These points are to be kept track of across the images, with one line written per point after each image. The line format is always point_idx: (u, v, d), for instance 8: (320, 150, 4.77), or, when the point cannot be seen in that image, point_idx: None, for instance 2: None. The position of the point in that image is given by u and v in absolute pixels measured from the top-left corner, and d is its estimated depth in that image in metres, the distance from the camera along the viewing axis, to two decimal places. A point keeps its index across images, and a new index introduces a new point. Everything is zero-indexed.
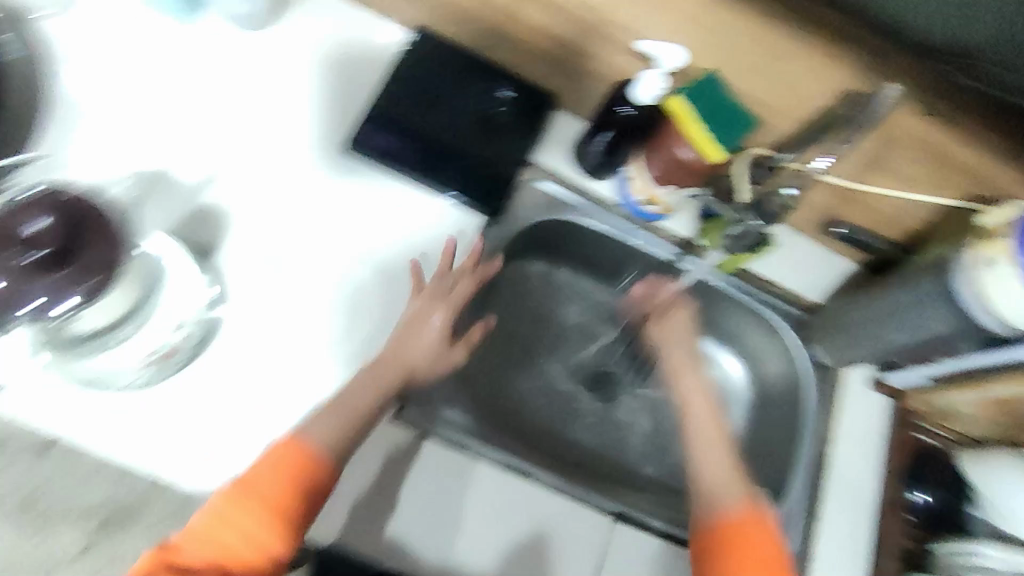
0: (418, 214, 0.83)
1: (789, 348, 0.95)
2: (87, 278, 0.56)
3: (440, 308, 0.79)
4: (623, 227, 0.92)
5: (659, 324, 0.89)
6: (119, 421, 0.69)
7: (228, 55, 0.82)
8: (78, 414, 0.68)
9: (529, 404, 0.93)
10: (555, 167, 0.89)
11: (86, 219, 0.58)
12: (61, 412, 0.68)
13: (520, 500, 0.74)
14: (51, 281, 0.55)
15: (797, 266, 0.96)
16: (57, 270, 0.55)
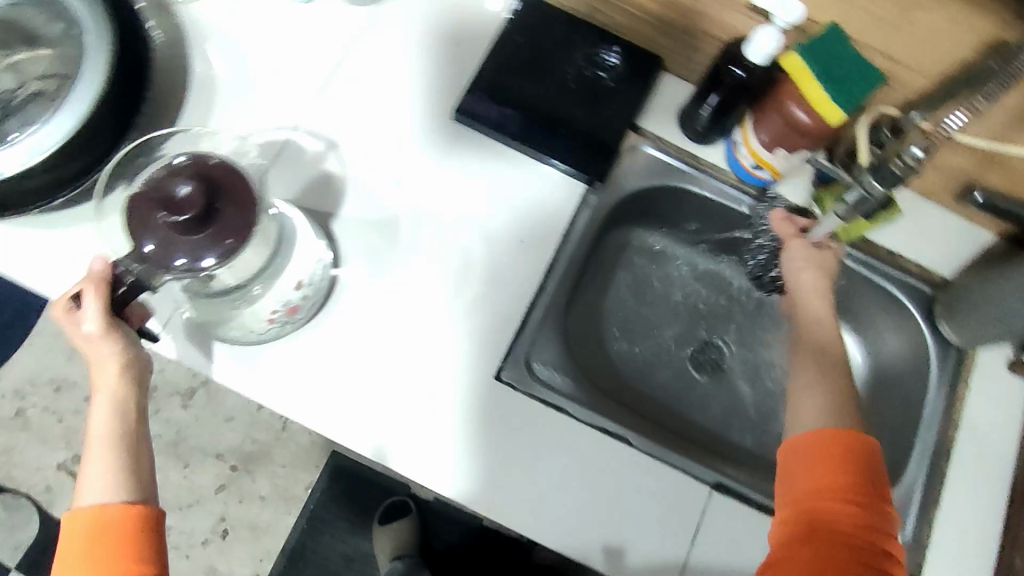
0: (519, 181, 0.84)
1: (908, 323, 0.89)
2: (221, 242, 0.61)
3: (544, 274, 0.81)
4: (735, 192, 0.88)
5: (798, 265, 0.80)
6: (253, 366, 0.75)
7: (343, 30, 0.86)
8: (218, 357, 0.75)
9: (629, 371, 0.91)
10: (661, 133, 0.88)
11: (222, 187, 0.62)
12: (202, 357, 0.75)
13: (618, 462, 0.76)
14: (190, 241, 0.60)
15: (925, 237, 0.89)
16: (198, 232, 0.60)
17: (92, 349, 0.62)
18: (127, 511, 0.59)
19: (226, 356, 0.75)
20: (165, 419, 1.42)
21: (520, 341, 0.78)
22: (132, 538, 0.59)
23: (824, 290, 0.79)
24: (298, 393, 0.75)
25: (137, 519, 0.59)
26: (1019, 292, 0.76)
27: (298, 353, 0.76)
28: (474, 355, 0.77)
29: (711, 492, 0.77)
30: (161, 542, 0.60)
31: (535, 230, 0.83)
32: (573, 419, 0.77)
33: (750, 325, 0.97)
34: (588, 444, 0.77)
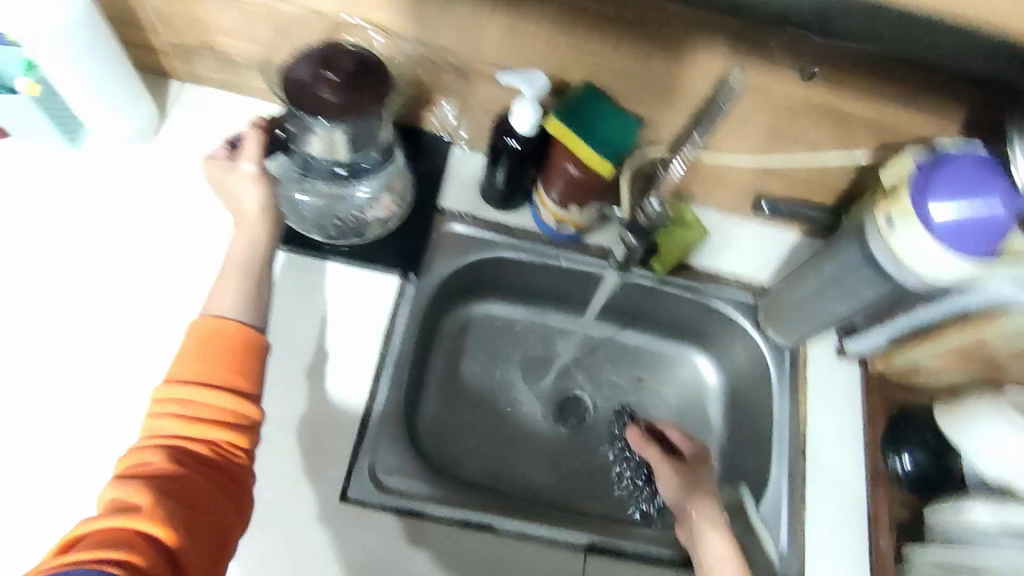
0: (333, 288, 0.82)
1: (743, 335, 0.93)
2: (354, 110, 0.65)
3: (374, 378, 0.79)
4: (549, 249, 0.89)
5: (669, 497, 0.78)
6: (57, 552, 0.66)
7: (120, 171, 0.83)
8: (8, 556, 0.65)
9: (492, 448, 0.90)
10: (468, 207, 0.88)
11: (366, 69, 0.67)
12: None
13: (487, 547, 0.74)
14: (334, 97, 0.65)
15: (736, 250, 0.94)
16: (338, 94, 0.65)
17: (236, 190, 0.72)
18: (234, 332, 0.62)
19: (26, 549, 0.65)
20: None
21: (362, 453, 0.75)
22: (238, 360, 0.61)
23: (718, 516, 0.73)
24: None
25: (243, 341, 0.62)
26: (811, 290, 0.82)
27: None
28: (317, 478, 0.73)
29: (586, 557, 0.76)
30: (261, 368, 0.62)
31: (356, 335, 0.80)
32: (432, 520, 0.74)
33: (605, 371, 0.99)
34: (453, 541, 0.74)
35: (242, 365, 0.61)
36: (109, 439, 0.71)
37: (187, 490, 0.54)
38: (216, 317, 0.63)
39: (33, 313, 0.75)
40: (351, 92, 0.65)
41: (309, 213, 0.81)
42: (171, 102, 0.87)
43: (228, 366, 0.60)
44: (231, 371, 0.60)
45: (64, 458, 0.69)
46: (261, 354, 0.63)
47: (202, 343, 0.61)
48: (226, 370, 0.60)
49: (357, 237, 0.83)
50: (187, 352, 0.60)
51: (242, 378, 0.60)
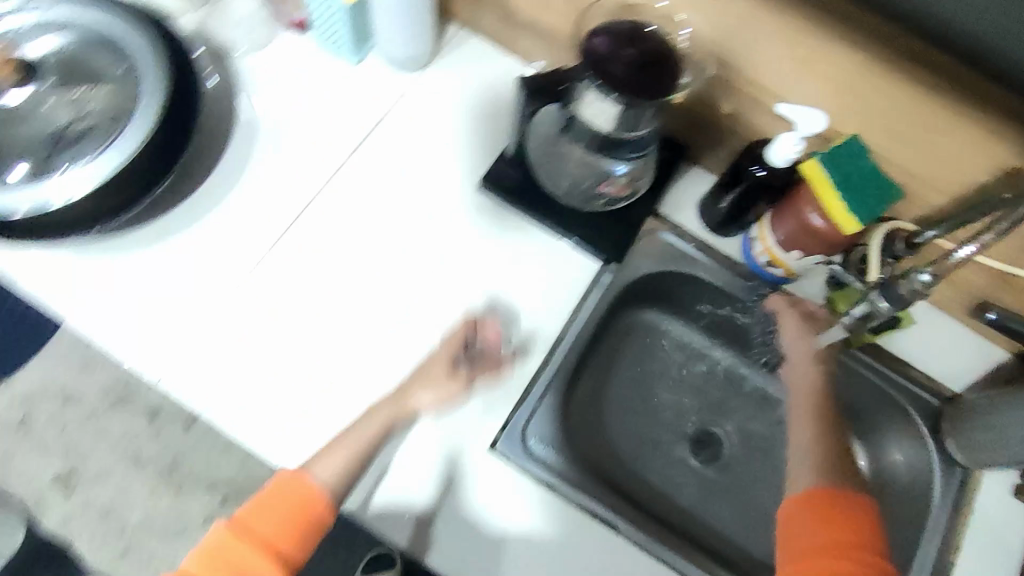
0: (534, 256, 0.86)
1: (915, 436, 0.88)
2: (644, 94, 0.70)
3: (549, 349, 0.82)
4: (748, 286, 0.88)
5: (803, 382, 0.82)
6: (260, 406, 0.77)
7: (386, 92, 0.90)
8: (228, 397, 0.77)
9: (625, 455, 0.91)
10: (683, 221, 0.89)
11: (646, 42, 0.73)
12: (213, 398, 0.76)
13: (607, 543, 0.76)
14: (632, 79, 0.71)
15: (936, 348, 0.89)
16: (636, 71, 0.71)
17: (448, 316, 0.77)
18: (310, 502, 0.69)
19: (246, 398, 0.77)
20: (178, 439, 1.48)
21: (517, 415, 0.79)
22: (298, 527, 0.69)
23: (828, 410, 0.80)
24: (290, 442, 0.76)
25: (311, 516, 0.69)
26: (999, 420, 0.77)
27: (294, 399, 0.77)
28: (478, 421, 0.78)
29: None
30: (307, 544, 0.70)
31: (544, 307, 0.84)
32: (562, 499, 0.77)
33: (754, 424, 0.95)
34: (574, 526, 0.76)
35: (306, 542, 0.69)
36: (323, 326, 0.80)
37: None
38: (293, 475, 0.70)
39: (285, 195, 0.85)
40: (645, 71, 0.71)
41: (545, 170, 0.86)
42: (446, 41, 0.93)
43: (293, 532, 0.68)
44: (290, 544, 0.68)
45: (289, 331, 0.80)
46: (320, 530, 0.71)
47: (286, 507, 0.69)
48: (284, 540, 0.68)
49: (578, 204, 0.86)
50: (270, 519, 0.68)
51: (293, 549, 0.68)
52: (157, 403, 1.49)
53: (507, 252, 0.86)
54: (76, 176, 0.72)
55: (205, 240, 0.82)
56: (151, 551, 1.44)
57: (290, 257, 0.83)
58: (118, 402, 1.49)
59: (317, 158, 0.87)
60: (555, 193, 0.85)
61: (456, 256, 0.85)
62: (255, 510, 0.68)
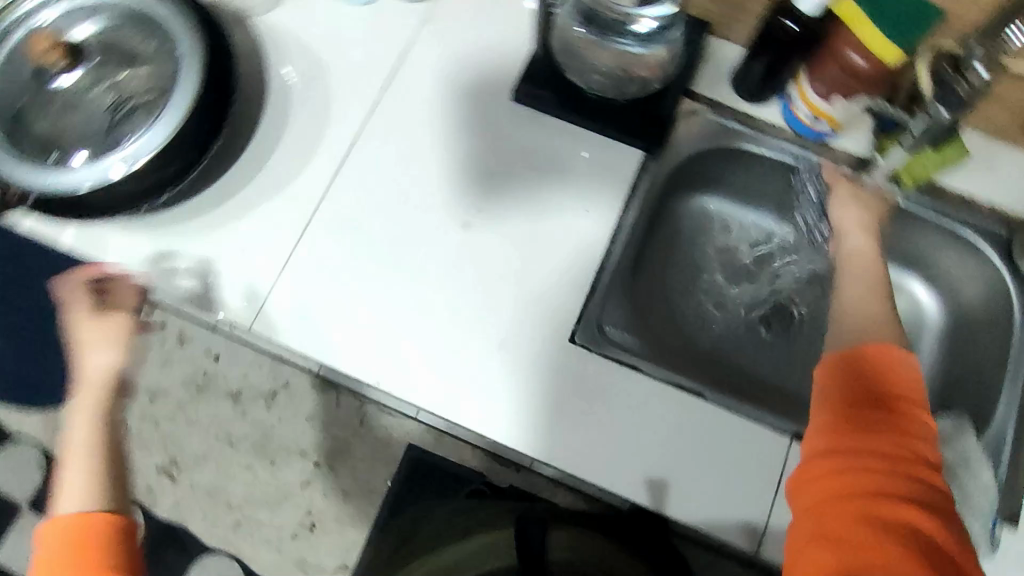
0: (579, 157, 0.87)
1: (986, 266, 0.87)
2: None
3: (609, 240, 0.84)
4: (793, 147, 0.88)
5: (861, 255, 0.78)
6: (345, 332, 0.80)
7: (402, 26, 0.92)
8: (315, 328, 0.81)
9: (697, 334, 0.93)
10: (718, 95, 0.89)
11: None
12: (302, 332, 0.81)
13: (696, 411, 0.78)
14: None
15: (1002, 179, 0.87)
16: None
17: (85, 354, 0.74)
18: (90, 518, 0.66)
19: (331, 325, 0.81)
20: (263, 416, 1.55)
21: (589, 306, 0.81)
22: (97, 541, 0.65)
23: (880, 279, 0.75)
24: (373, 362, 0.80)
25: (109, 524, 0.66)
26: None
27: (370, 324, 0.81)
28: (549, 318, 0.80)
29: (791, 442, 0.78)
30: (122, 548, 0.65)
31: (599, 204, 0.85)
32: (646, 375, 0.79)
33: (819, 289, 0.96)
34: (661, 400, 0.79)
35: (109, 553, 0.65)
36: (388, 252, 0.83)
37: None
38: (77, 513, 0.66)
39: (331, 138, 0.87)
40: None
41: (574, 67, 0.87)
42: None
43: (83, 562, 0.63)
44: (96, 555, 0.64)
45: (358, 262, 0.83)
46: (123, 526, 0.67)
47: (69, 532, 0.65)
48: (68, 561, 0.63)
49: (615, 94, 0.86)
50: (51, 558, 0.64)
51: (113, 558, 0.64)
52: (237, 386, 1.56)
53: (549, 157, 0.87)
54: (132, 151, 0.75)
55: (261, 192, 0.85)
56: (258, 522, 1.52)
57: (343, 194, 0.85)
58: (200, 391, 1.57)
59: (350, 100, 0.89)
60: (592, 87, 0.86)
61: (502, 170, 0.86)
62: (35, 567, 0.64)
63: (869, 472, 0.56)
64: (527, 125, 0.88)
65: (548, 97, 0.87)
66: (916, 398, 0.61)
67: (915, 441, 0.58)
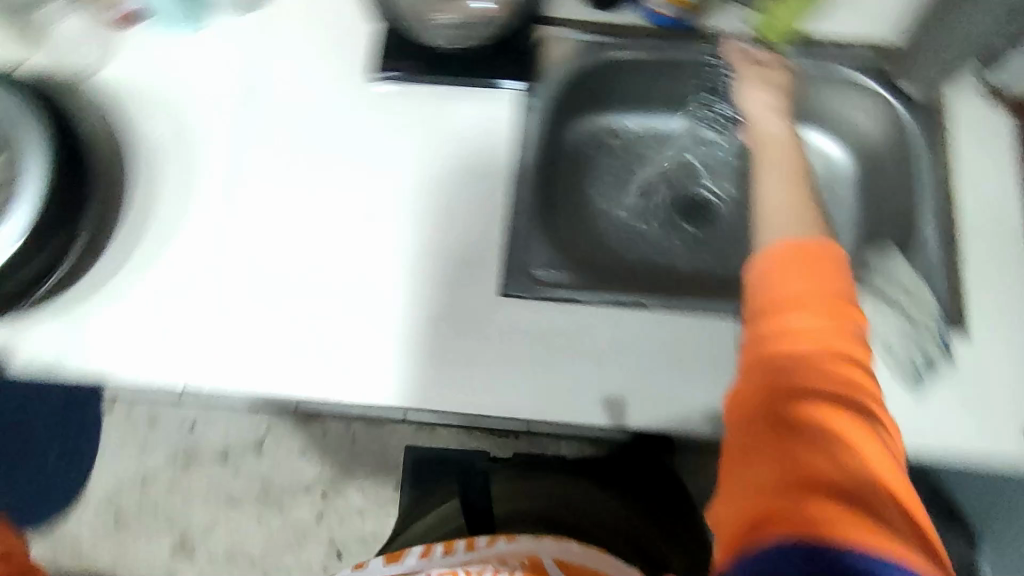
0: (455, 114, 0.86)
1: (876, 97, 0.88)
2: None
3: (513, 185, 0.84)
4: (662, 42, 0.88)
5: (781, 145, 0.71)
6: (272, 359, 0.77)
7: (249, 40, 0.89)
8: (239, 364, 0.77)
9: (628, 250, 0.93)
10: (578, 14, 0.90)
11: None
12: (226, 372, 0.77)
13: (642, 320, 0.79)
14: None
15: (856, 14, 0.91)
16: None
17: None
18: None
19: (255, 356, 0.77)
20: (257, 466, 1.54)
21: (512, 250, 0.81)
22: None
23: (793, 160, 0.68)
24: (309, 379, 0.76)
25: None
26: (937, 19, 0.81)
27: (296, 343, 0.77)
28: (477, 278, 0.80)
29: (739, 319, 0.79)
30: None
31: (490, 152, 0.85)
32: (586, 302, 0.79)
33: (730, 171, 0.97)
34: (607, 321, 0.79)
35: None
36: (296, 266, 0.81)
37: None
38: None
39: (204, 173, 0.84)
40: None
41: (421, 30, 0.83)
42: None
43: None
44: None
45: (267, 285, 0.80)
46: None
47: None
48: None
49: (467, 42, 0.84)
50: None
51: None
52: (221, 446, 1.55)
53: (431, 124, 0.86)
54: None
55: (148, 245, 0.81)
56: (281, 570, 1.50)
57: (234, 222, 0.82)
58: (187, 463, 1.54)
59: (214, 127, 0.86)
60: (446, 42, 0.84)
61: (384, 150, 0.85)
62: None
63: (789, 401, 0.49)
64: (401, 100, 0.87)
65: (412, 65, 0.86)
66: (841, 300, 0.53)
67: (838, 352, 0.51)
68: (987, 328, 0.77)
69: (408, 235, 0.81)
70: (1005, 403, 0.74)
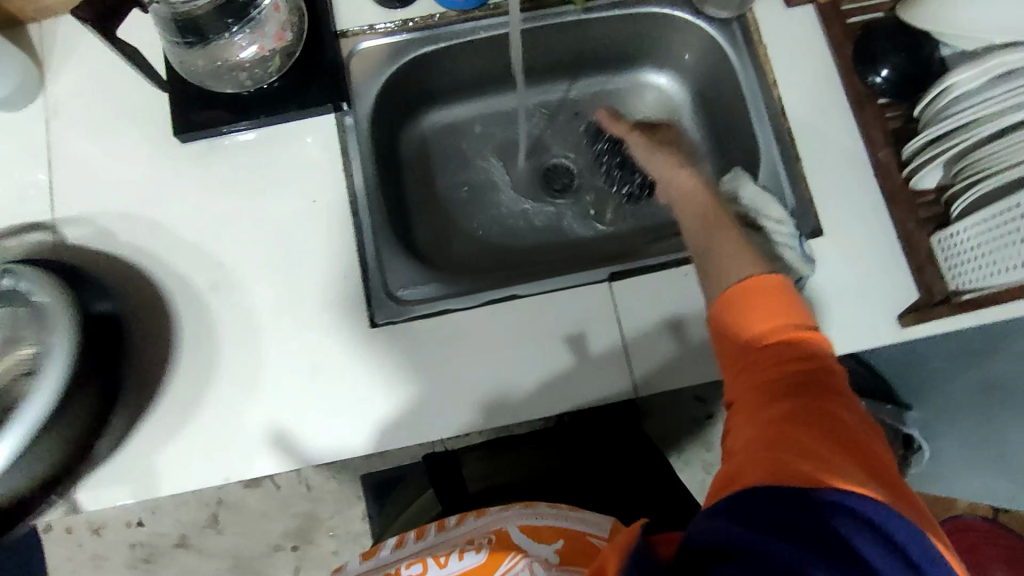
0: (275, 152, 0.81)
1: (686, 27, 0.88)
2: None
3: (353, 214, 0.79)
4: (461, 27, 0.85)
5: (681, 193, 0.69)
6: (150, 464, 0.72)
7: (31, 135, 0.82)
8: (117, 481, 0.72)
9: (501, 242, 0.92)
10: (367, 19, 0.84)
11: None
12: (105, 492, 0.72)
13: (517, 314, 0.76)
14: None
15: None
16: None
17: None
18: None
19: (132, 467, 0.72)
20: None
21: (371, 282, 0.78)
22: None
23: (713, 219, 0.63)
24: (194, 472, 0.72)
25: None
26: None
27: (171, 441, 0.73)
28: (338, 320, 0.76)
29: (612, 285, 0.77)
30: None
31: (321, 181, 0.80)
32: (456, 310, 0.77)
33: (575, 135, 0.98)
34: (482, 326, 0.76)
35: None
36: (144, 361, 0.75)
37: None
38: None
39: None
40: None
41: (213, 82, 0.79)
42: (41, 46, 0.84)
43: None
44: None
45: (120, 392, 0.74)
46: None
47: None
48: None
49: (268, 81, 0.80)
50: None
51: None
52: None
53: (249, 173, 0.80)
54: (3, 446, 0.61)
55: None
56: None
57: None
58: None
59: (22, 239, 0.79)
60: (246, 86, 0.79)
61: (212, 212, 0.79)
62: None
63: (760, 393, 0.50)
64: (212, 155, 0.81)
65: (209, 119, 0.79)
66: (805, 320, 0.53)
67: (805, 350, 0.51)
68: (839, 228, 0.79)
69: (255, 298, 0.76)
70: (867, 296, 0.77)
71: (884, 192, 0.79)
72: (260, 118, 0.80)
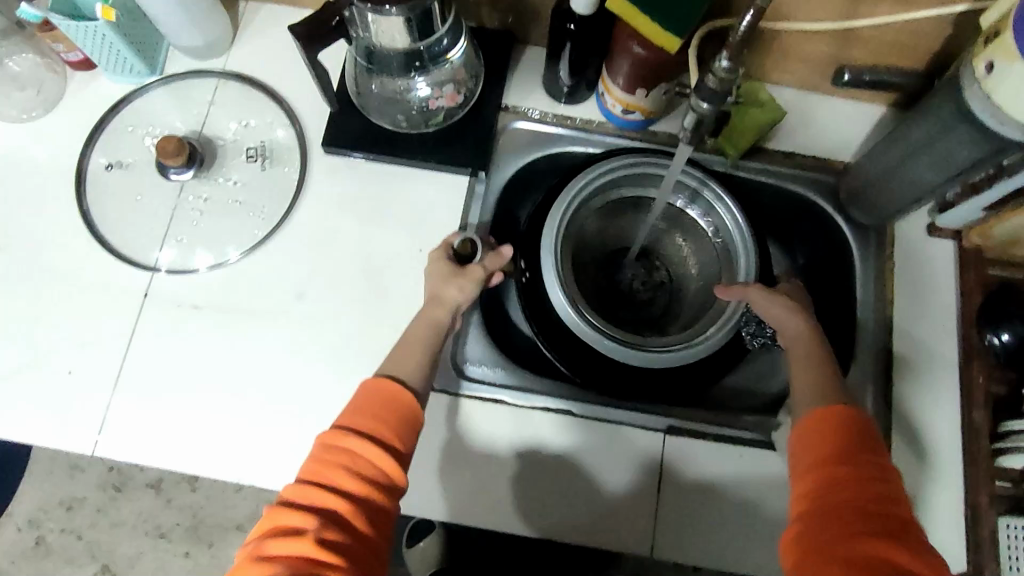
0: (402, 192, 0.84)
1: (822, 217, 0.88)
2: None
3: None
4: (614, 140, 0.87)
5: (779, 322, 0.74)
6: (182, 433, 0.76)
7: (199, 92, 0.87)
8: (146, 436, 0.76)
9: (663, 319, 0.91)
10: (531, 103, 0.87)
11: None
12: (133, 442, 0.76)
13: (566, 424, 0.77)
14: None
15: (818, 129, 0.88)
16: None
17: None
18: (395, 393, 0.61)
19: (166, 427, 0.76)
20: None
21: (443, 346, 0.79)
22: (385, 412, 0.60)
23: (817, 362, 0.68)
24: (216, 457, 0.75)
25: (381, 390, 0.61)
26: (900, 157, 0.76)
27: (210, 421, 0.76)
28: None
29: (665, 438, 0.77)
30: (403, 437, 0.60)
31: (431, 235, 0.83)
32: (509, 405, 0.77)
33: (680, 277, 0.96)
34: (526, 428, 0.77)
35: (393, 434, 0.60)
36: (217, 338, 0.79)
37: (325, 467, 0.56)
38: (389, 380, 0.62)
39: (146, 233, 0.83)
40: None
41: (377, 111, 0.83)
42: (239, 17, 0.89)
43: (382, 426, 0.59)
44: (384, 429, 0.59)
45: (186, 357, 0.78)
46: (411, 427, 0.61)
47: (372, 396, 0.60)
48: (374, 426, 0.59)
49: (422, 128, 0.84)
50: (353, 407, 0.60)
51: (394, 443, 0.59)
52: None
53: (372, 202, 0.84)
54: (707, 343, 0.79)
55: (76, 300, 0.80)
56: None
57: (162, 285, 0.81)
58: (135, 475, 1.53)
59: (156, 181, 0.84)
60: (404, 126, 0.84)
61: (328, 223, 0.83)
62: (350, 410, 0.60)
63: (839, 519, 0.54)
64: (348, 172, 0.85)
65: (360, 142, 0.83)
66: (864, 435, 0.59)
67: (875, 475, 0.56)
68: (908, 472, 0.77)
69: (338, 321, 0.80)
70: None
71: (964, 453, 0.76)
72: (403, 158, 0.84)
